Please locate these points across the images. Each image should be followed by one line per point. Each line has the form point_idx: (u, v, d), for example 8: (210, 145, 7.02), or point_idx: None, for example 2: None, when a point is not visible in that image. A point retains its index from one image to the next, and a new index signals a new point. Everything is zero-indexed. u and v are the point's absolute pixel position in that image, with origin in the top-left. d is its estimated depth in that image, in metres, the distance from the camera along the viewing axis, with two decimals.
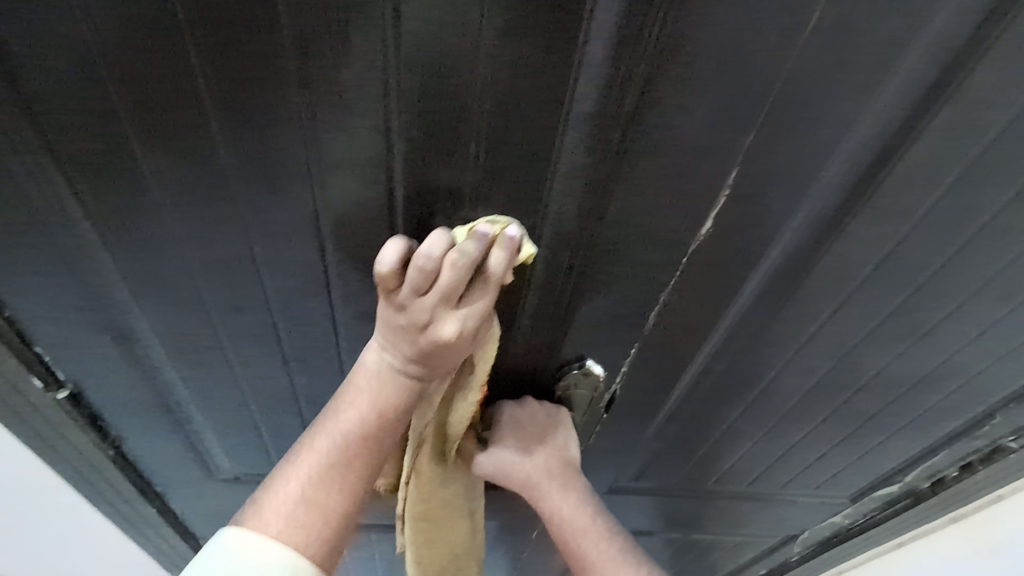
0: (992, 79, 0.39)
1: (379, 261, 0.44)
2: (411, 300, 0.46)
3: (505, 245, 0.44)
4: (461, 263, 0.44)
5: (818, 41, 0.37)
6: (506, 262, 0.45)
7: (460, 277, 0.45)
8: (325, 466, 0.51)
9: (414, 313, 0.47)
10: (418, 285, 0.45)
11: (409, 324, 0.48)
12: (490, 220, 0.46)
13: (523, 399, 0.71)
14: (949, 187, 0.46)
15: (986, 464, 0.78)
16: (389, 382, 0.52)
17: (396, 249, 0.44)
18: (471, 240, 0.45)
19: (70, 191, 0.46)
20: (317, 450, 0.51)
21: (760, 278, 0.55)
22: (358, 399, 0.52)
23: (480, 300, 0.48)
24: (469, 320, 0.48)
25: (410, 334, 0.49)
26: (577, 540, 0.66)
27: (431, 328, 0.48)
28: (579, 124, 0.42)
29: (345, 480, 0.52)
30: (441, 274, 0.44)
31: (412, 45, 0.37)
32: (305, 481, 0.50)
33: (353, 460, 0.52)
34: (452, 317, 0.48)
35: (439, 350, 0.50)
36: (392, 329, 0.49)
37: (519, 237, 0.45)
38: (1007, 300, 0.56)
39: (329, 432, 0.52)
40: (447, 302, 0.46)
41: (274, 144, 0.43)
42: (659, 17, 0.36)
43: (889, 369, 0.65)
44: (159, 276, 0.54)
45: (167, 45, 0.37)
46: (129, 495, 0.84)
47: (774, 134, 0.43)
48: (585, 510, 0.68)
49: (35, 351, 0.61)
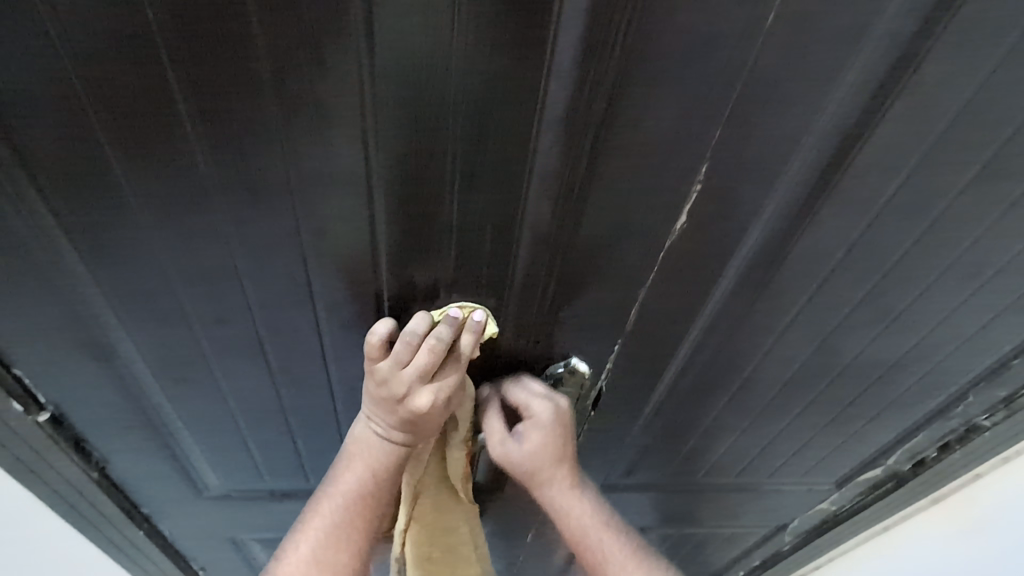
0: (938, 71, 0.42)
1: (369, 338, 0.53)
2: (392, 374, 0.54)
3: (472, 328, 0.54)
4: (436, 346, 0.53)
5: (775, 38, 0.40)
6: (473, 340, 0.55)
7: (434, 355, 0.53)
8: (330, 528, 0.56)
9: (395, 386, 0.54)
10: (399, 360, 0.53)
11: (390, 396, 0.55)
12: (461, 304, 0.57)
13: (555, 400, 0.64)
14: (908, 174, 0.49)
15: (963, 444, 0.81)
16: (375, 449, 0.57)
17: (386, 326, 0.54)
18: (445, 324, 0.54)
19: (49, 211, 0.46)
20: (321, 513, 0.57)
21: (735, 271, 0.57)
22: (352, 465, 0.58)
23: (452, 375, 0.56)
24: (442, 393, 0.55)
25: (392, 406, 0.55)
26: (597, 538, 0.65)
27: (408, 400, 0.54)
28: (553, 127, 0.43)
29: (351, 542, 0.56)
30: (419, 353, 0.53)
31: (387, 54, 0.38)
32: (313, 544, 0.56)
33: (353, 522, 0.56)
34: (427, 391, 0.54)
35: (418, 419, 0.56)
36: (375, 401, 0.56)
37: (483, 321, 0.54)
38: (969, 281, 0.59)
39: (331, 495, 0.57)
40: (423, 377, 0.54)
41: (253, 156, 0.44)
42: (624, 20, 0.38)
43: (865, 355, 0.67)
44: (141, 290, 0.54)
45: (144, 64, 0.38)
46: (115, 519, 0.82)
47: (739, 129, 0.45)
48: (599, 511, 0.67)
49: (14, 374, 0.60)
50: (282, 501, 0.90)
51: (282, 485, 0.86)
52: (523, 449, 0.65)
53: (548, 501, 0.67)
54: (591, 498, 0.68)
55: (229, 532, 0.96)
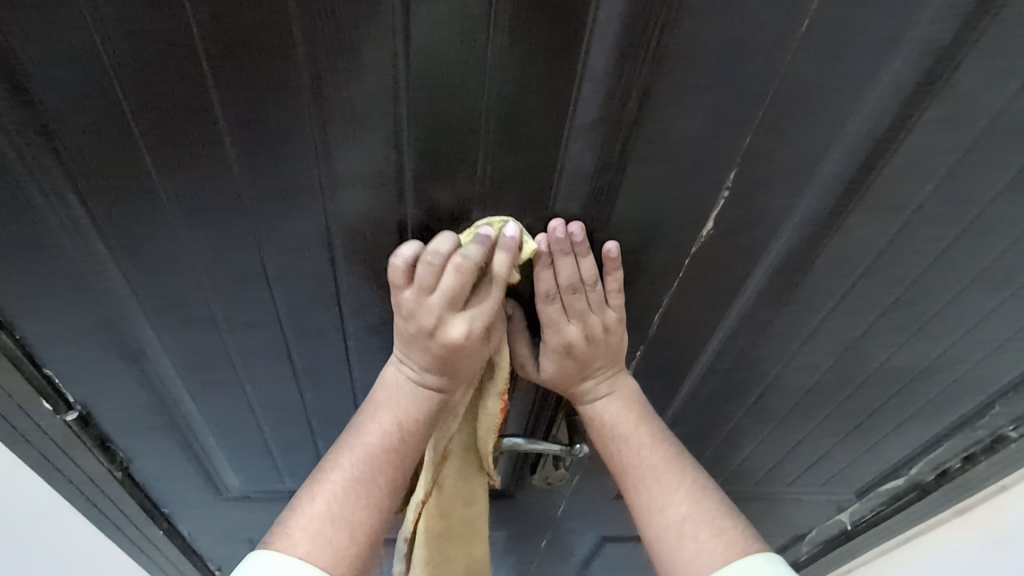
0: (974, 78, 0.41)
1: (394, 261, 0.49)
2: (418, 302, 0.49)
3: (506, 247, 0.48)
4: (462, 265, 0.47)
5: (808, 47, 0.40)
6: (507, 262, 0.49)
7: (465, 278, 0.48)
8: (349, 483, 0.52)
9: (423, 316, 0.50)
10: (425, 285, 0.49)
11: (418, 330, 0.51)
12: (488, 220, 0.49)
13: (598, 313, 0.55)
14: (938, 183, 0.49)
15: (987, 454, 0.80)
16: (406, 393, 0.55)
17: (413, 249, 0.49)
18: (473, 243, 0.48)
19: (86, 214, 0.47)
20: (342, 466, 0.53)
21: (760, 277, 0.57)
22: (379, 415, 0.55)
23: (488, 301, 0.51)
24: (477, 321, 0.51)
25: (422, 341, 0.52)
26: (621, 444, 0.59)
27: (440, 331, 0.50)
28: (584, 132, 0.43)
29: (371, 497, 0.52)
30: (446, 274, 0.48)
31: (423, 60, 0.39)
32: (331, 499, 0.52)
33: (375, 475, 0.53)
34: (461, 319, 0.50)
35: (452, 355, 0.52)
36: (405, 340, 0.53)
37: (518, 236, 0.48)
38: (998, 291, 0.58)
39: (353, 447, 0.54)
40: (453, 304, 0.50)
41: (286, 159, 0.44)
42: (657, 28, 0.38)
43: (890, 362, 0.67)
44: (172, 293, 0.55)
45: (184, 70, 0.39)
46: (136, 519, 0.83)
47: (769, 137, 0.45)
48: (631, 415, 0.60)
49: (44, 374, 0.61)
50: None
51: (301, 487, 0.87)
52: (538, 372, 0.60)
53: (579, 403, 0.62)
54: (622, 402, 0.60)
55: (247, 533, 0.97)
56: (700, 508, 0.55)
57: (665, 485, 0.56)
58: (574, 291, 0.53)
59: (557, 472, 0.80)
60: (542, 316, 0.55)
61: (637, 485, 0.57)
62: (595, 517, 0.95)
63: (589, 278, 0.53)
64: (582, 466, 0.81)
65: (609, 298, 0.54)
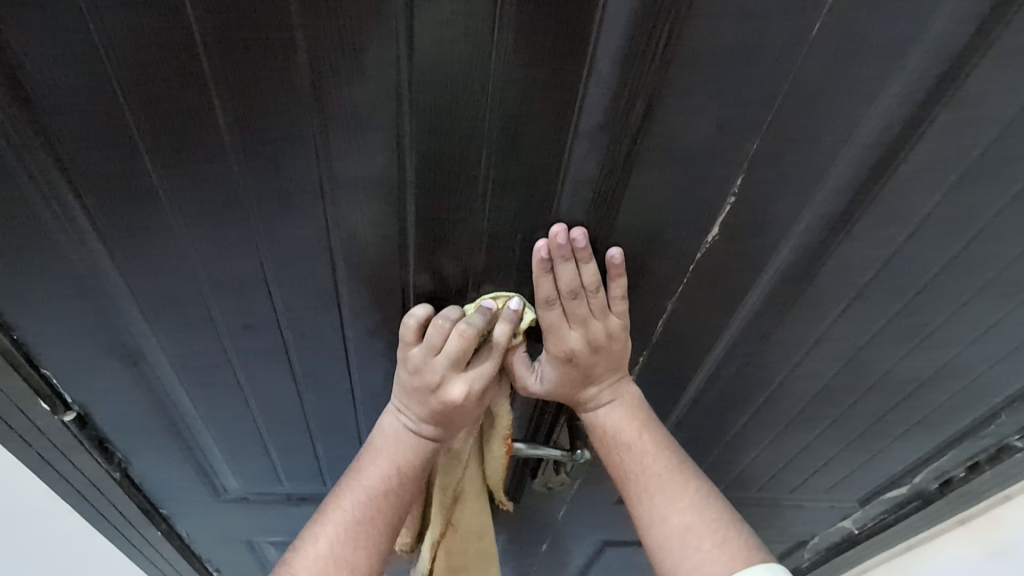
0: (989, 83, 0.40)
1: (406, 323, 0.52)
2: (425, 361, 0.53)
3: (509, 317, 0.53)
4: (467, 331, 0.51)
5: (819, 52, 0.39)
6: (508, 331, 0.53)
7: (470, 344, 0.52)
8: (350, 525, 0.54)
9: (428, 375, 0.53)
10: (432, 347, 0.52)
11: (421, 386, 0.54)
12: (494, 294, 0.55)
13: (601, 318, 0.54)
14: (948, 190, 0.48)
15: (993, 463, 0.79)
16: (403, 441, 0.56)
17: (425, 310, 0.52)
18: (477, 314, 0.52)
19: (84, 215, 0.47)
20: (343, 507, 0.54)
21: (766, 283, 0.56)
22: (378, 459, 0.56)
23: (488, 365, 0.55)
24: (476, 384, 0.54)
25: (423, 396, 0.54)
26: (624, 452, 0.58)
27: (442, 389, 0.53)
28: (588, 136, 0.43)
29: (371, 539, 0.54)
30: (452, 340, 0.51)
31: (426, 64, 0.38)
32: (333, 540, 0.53)
33: (375, 519, 0.54)
34: (461, 380, 0.53)
35: (450, 411, 0.55)
36: (406, 392, 0.55)
37: (520, 308, 0.53)
38: (1007, 300, 0.57)
39: (353, 489, 0.55)
40: (457, 366, 0.53)
41: (287, 162, 0.44)
42: (665, 31, 0.37)
43: (897, 370, 0.66)
44: (171, 294, 0.54)
45: (184, 71, 0.38)
46: (134, 520, 0.82)
47: (777, 142, 0.44)
48: (634, 422, 0.59)
49: (42, 374, 0.60)
50: (299, 505, 0.90)
51: (300, 490, 0.86)
52: (538, 382, 0.58)
53: (581, 411, 0.61)
54: (626, 409, 0.59)
55: (246, 534, 0.97)
56: (703, 516, 0.54)
57: (670, 492, 0.56)
58: (575, 296, 0.52)
59: (558, 476, 0.80)
60: (542, 321, 0.54)
61: (640, 493, 0.57)
62: (596, 522, 0.94)
63: (591, 283, 0.52)
64: (584, 471, 0.81)
65: (611, 303, 0.54)
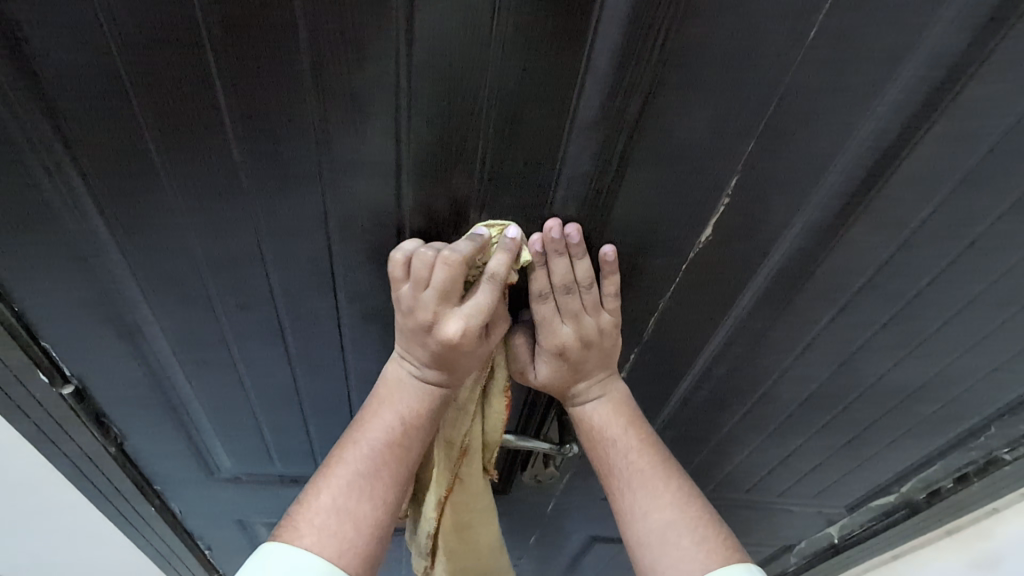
0: (987, 92, 0.41)
1: (392, 260, 0.49)
2: (414, 297, 0.50)
3: (505, 247, 0.48)
4: (450, 258, 0.47)
5: (815, 59, 0.39)
6: (506, 262, 0.48)
7: (456, 274, 0.48)
8: (354, 479, 0.53)
9: (422, 312, 0.50)
10: (420, 281, 0.48)
11: (418, 325, 0.51)
12: (488, 223, 0.49)
13: (595, 314, 0.55)
14: (940, 202, 0.48)
15: (981, 476, 0.79)
16: (408, 389, 0.55)
17: (413, 245, 0.49)
18: (467, 242, 0.48)
19: (86, 190, 0.47)
20: (345, 461, 0.53)
21: (758, 285, 0.57)
22: (381, 411, 0.55)
23: (483, 297, 0.50)
24: (473, 318, 0.50)
25: (422, 335, 0.52)
26: (607, 448, 0.59)
27: (438, 325, 0.50)
28: (584, 131, 0.43)
29: (377, 491, 0.53)
30: (437, 272, 0.47)
31: (426, 54, 0.39)
32: (336, 492, 0.52)
33: (380, 471, 0.53)
34: (457, 315, 0.50)
35: (449, 351, 0.52)
36: (406, 335, 0.53)
37: (517, 237, 0.48)
38: (999, 312, 0.58)
39: (357, 442, 0.54)
40: (448, 299, 0.49)
41: (287, 145, 0.44)
42: (662, 32, 0.38)
43: (887, 378, 0.66)
44: (169, 273, 0.55)
45: (189, 53, 0.39)
46: (128, 495, 0.84)
47: (771, 147, 0.45)
48: (619, 420, 0.59)
49: (42, 346, 0.61)
50: (291, 487, 0.91)
51: (293, 471, 0.88)
52: (535, 376, 0.60)
53: (568, 404, 0.62)
54: (612, 406, 0.60)
55: (237, 514, 0.98)
56: (684, 513, 0.55)
57: (652, 490, 0.56)
58: (567, 291, 0.53)
59: (547, 469, 0.81)
60: (536, 315, 0.55)
61: (622, 487, 0.58)
62: (584, 516, 0.95)
63: (584, 280, 0.52)
64: (573, 466, 0.82)
65: (603, 299, 0.54)
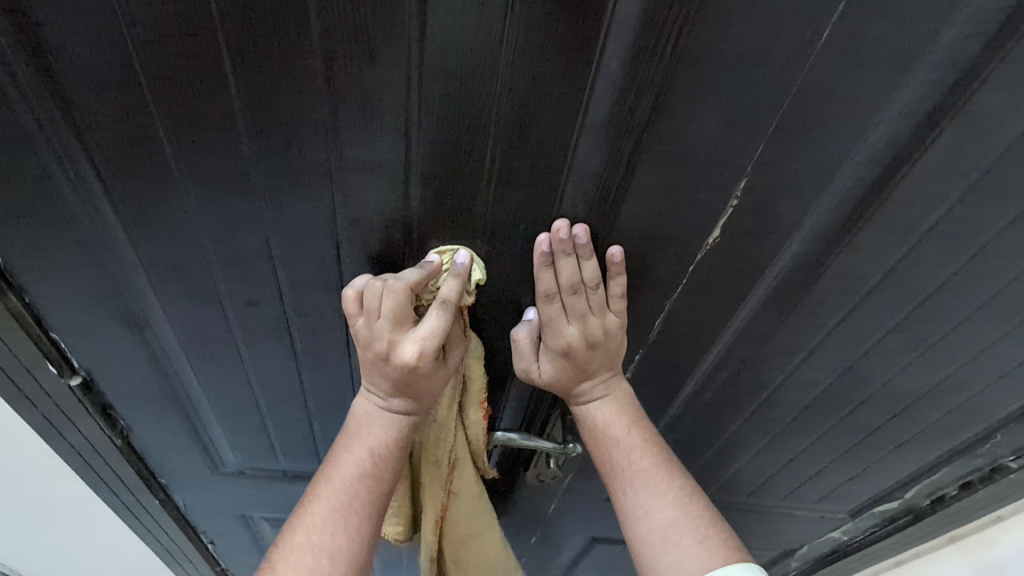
0: (1004, 94, 0.40)
1: (343, 301, 0.51)
2: (368, 329, 0.51)
3: (455, 273, 0.51)
4: (396, 285, 0.49)
5: (827, 61, 0.39)
6: (458, 284, 0.51)
7: (403, 301, 0.50)
8: (327, 513, 0.53)
9: (377, 343, 0.51)
10: (372, 314, 0.50)
11: (375, 357, 0.52)
12: (439, 250, 0.52)
13: (602, 316, 0.55)
14: (951, 207, 0.48)
15: (985, 484, 0.79)
16: (376, 420, 0.55)
17: (364, 280, 0.51)
18: (419, 270, 0.51)
19: (98, 182, 0.48)
20: (319, 499, 0.54)
21: (765, 287, 0.56)
22: (351, 445, 0.55)
23: (434, 321, 0.50)
24: (427, 341, 0.50)
25: (381, 367, 0.52)
26: (610, 448, 0.59)
27: (394, 354, 0.51)
28: (594, 131, 0.43)
29: (352, 523, 0.53)
30: (384, 303, 0.49)
31: (438, 53, 0.39)
32: (311, 531, 0.53)
33: (352, 504, 0.53)
34: (410, 340, 0.50)
35: (409, 376, 0.52)
36: (366, 368, 0.54)
37: (467, 262, 0.51)
38: (1008, 319, 0.57)
39: (327, 480, 0.54)
40: (400, 326, 0.51)
41: (298, 142, 0.45)
42: (674, 33, 0.38)
43: (893, 383, 0.66)
44: (179, 266, 0.55)
45: (203, 49, 0.39)
46: (134, 489, 0.84)
47: (781, 149, 0.45)
48: (621, 420, 0.59)
49: (51, 337, 0.61)
50: (294, 482, 0.91)
51: (297, 467, 0.88)
52: (539, 374, 0.60)
53: (572, 405, 0.62)
54: (616, 405, 0.60)
55: (240, 508, 0.98)
56: (686, 512, 0.55)
57: (654, 489, 0.56)
58: (575, 291, 0.53)
59: (550, 470, 0.81)
60: (542, 315, 0.55)
61: (624, 486, 0.58)
62: (585, 517, 0.95)
63: (591, 280, 0.52)
64: (576, 466, 0.82)
65: (609, 301, 0.54)
